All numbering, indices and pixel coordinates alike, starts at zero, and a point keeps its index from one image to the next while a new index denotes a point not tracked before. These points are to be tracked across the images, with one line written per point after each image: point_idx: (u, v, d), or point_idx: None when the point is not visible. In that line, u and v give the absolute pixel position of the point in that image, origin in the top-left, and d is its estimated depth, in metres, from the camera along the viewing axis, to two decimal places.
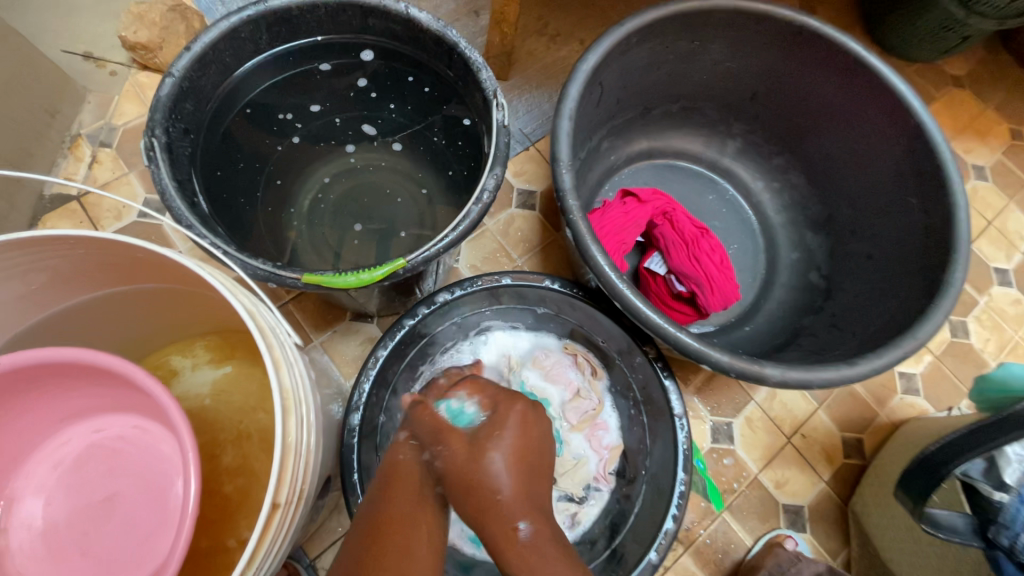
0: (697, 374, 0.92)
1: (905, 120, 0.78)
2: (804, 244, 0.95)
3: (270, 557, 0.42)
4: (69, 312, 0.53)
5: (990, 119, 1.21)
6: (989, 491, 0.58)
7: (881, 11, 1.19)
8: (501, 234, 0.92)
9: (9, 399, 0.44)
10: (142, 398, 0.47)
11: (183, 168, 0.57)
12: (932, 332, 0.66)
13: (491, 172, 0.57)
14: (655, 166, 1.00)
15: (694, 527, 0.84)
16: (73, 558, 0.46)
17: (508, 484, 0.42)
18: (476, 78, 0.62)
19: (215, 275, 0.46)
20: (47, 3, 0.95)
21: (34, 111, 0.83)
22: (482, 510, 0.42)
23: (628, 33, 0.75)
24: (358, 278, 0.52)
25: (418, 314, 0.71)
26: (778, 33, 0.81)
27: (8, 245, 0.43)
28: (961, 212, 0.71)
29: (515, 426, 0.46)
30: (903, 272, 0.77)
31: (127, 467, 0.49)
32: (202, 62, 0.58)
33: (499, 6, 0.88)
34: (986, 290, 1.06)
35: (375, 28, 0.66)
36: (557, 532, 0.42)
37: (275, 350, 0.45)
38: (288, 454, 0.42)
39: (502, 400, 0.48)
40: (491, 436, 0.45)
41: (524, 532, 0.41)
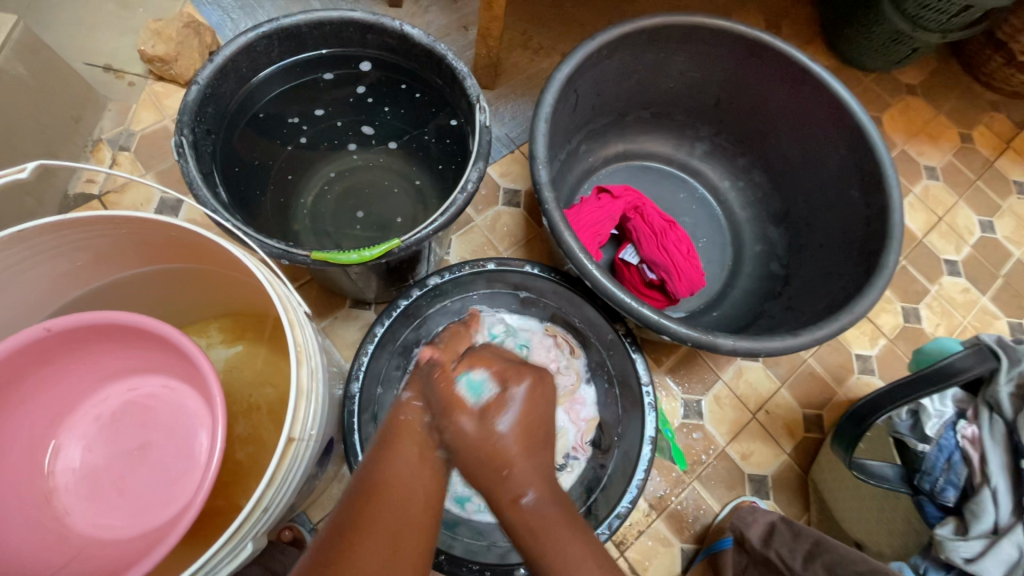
0: (669, 356, 1.00)
1: (848, 122, 0.87)
2: (766, 237, 1.03)
3: (286, 487, 0.49)
4: (105, 288, 0.61)
5: (941, 123, 1.31)
6: (915, 444, 0.66)
7: (838, 25, 1.29)
8: (488, 229, 1.00)
9: (61, 356, 0.52)
10: (173, 357, 0.55)
11: (206, 163, 0.66)
12: (869, 307, 0.75)
13: (474, 166, 0.66)
14: (631, 167, 1.09)
15: (667, 496, 0.91)
16: (114, 496, 0.53)
17: (513, 446, 0.46)
18: (462, 84, 0.71)
19: (238, 247, 0.54)
20: (71, 20, 1.04)
21: (60, 117, 0.91)
22: (497, 472, 0.45)
23: (599, 46, 0.84)
24: (358, 256, 0.62)
25: (411, 295, 0.81)
26: (734, 46, 0.90)
27: (62, 224, 0.51)
28: (895, 203, 0.81)
29: (526, 400, 0.48)
30: (848, 257, 0.85)
31: (159, 419, 0.56)
32: (223, 72, 0.67)
33: (485, 23, 0.97)
34: (937, 280, 1.15)
35: (373, 42, 0.75)
36: (557, 495, 0.46)
37: (290, 312, 0.53)
38: (301, 396, 0.49)
39: (512, 374, 0.48)
40: (500, 408, 0.46)
41: (526, 499, 0.44)
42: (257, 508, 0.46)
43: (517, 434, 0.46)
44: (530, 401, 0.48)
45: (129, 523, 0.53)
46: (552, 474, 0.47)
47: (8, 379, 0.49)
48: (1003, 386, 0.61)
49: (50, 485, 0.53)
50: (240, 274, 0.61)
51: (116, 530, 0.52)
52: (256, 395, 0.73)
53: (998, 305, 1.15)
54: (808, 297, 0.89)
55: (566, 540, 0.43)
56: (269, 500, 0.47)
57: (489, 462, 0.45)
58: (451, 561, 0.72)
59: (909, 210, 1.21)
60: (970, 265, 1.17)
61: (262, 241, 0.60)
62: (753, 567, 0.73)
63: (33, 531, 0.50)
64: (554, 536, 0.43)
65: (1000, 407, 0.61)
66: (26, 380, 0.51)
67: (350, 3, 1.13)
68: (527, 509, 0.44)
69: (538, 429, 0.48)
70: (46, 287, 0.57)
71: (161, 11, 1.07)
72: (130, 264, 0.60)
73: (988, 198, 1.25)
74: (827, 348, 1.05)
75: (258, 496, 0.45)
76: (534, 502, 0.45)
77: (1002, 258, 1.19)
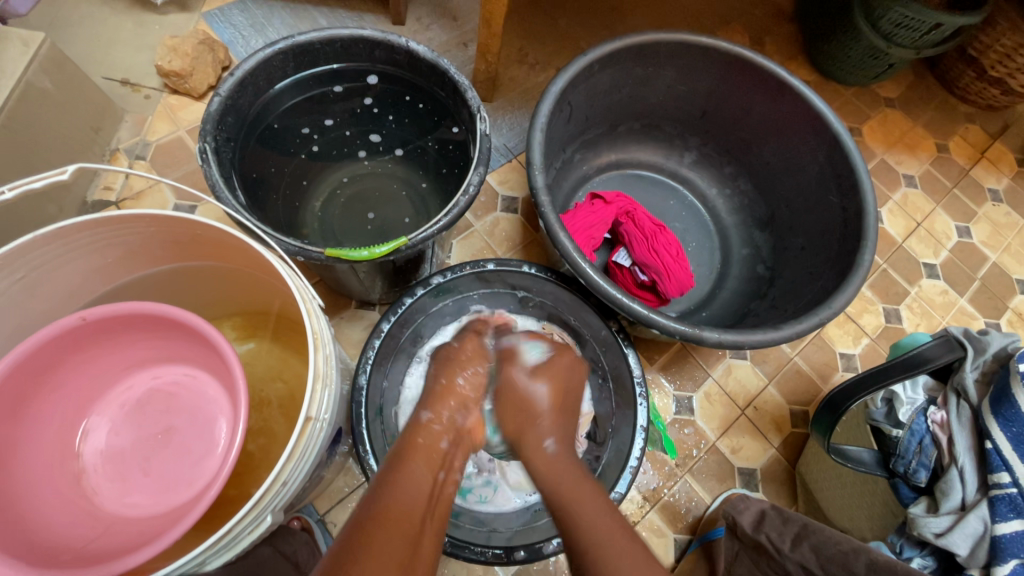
0: (661, 355, 1.04)
1: (825, 131, 0.92)
2: (752, 241, 1.09)
3: (302, 464, 0.53)
4: (131, 283, 0.66)
5: (918, 134, 1.38)
6: (890, 429, 0.71)
7: (818, 43, 1.36)
8: (487, 234, 1.05)
9: (93, 344, 0.56)
10: (195, 346, 0.59)
11: (227, 169, 0.71)
12: (845, 303, 0.80)
13: (475, 170, 0.71)
14: (623, 175, 1.15)
15: (660, 488, 0.95)
16: (139, 477, 0.57)
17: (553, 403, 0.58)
18: (463, 96, 0.76)
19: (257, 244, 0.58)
20: (90, 37, 1.10)
21: (80, 128, 0.96)
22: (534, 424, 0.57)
23: (591, 61, 0.90)
24: (368, 253, 0.66)
25: (415, 294, 0.86)
26: (718, 61, 0.96)
27: (98, 222, 0.55)
28: (870, 206, 0.86)
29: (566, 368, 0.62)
30: (828, 258, 0.90)
31: (181, 405, 0.60)
32: (242, 85, 0.72)
33: (484, 39, 1.03)
34: (916, 282, 1.20)
35: (380, 57, 0.80)
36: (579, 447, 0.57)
37: (307, 303, 0.57)
38: (317, 379, 0.54)
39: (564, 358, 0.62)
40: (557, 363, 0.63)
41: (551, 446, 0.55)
42: (277, 481, 0.50)
43: (552, 397, 0.59)
44: (556, 376, 0.61)
45: (152, 502, 0.56)
46: (572, 436, 0.59)
47: (46, 364, 0.53)
48: (968, 373, 0.66)
49: (79, 467, 0.57)
50: (257, 270, 0.65)
51: (140, 508, 0.56)
52: (267, 389, 0.76)
53: (975, 306, 1.20)
54: (791, 296, 0.94)
55: (568, 470, 0.54)
56: (288, 474, 0.51)
57: (526, 412, 0.57)
58: (454, 543, 0.75)
59: (889, 216, 1.27)
60: (947, 267, 1.23)
61: (279, 239, 0.65)
62: (744, 552, 0.76)
63: (64, 508, 0.54)
64: (562, 465, 0.54)
65: (966, 393, 0.67)
66: (61, 366, 0.55)
67: (355, 21, 1.19)
68: (550, 454, 0.55)
69: (561, 391, 0.61)
70: (78, 281, 0.61)
71: (177, 29, 1.13)
72: (154, 261, 0.65)
73: (964, 205, 1.31)
74: (812, 347, 1.09)
75: (279, 469, 0.49)
76: (555, 449, 0.55)
77: (978, 261, 1.25)
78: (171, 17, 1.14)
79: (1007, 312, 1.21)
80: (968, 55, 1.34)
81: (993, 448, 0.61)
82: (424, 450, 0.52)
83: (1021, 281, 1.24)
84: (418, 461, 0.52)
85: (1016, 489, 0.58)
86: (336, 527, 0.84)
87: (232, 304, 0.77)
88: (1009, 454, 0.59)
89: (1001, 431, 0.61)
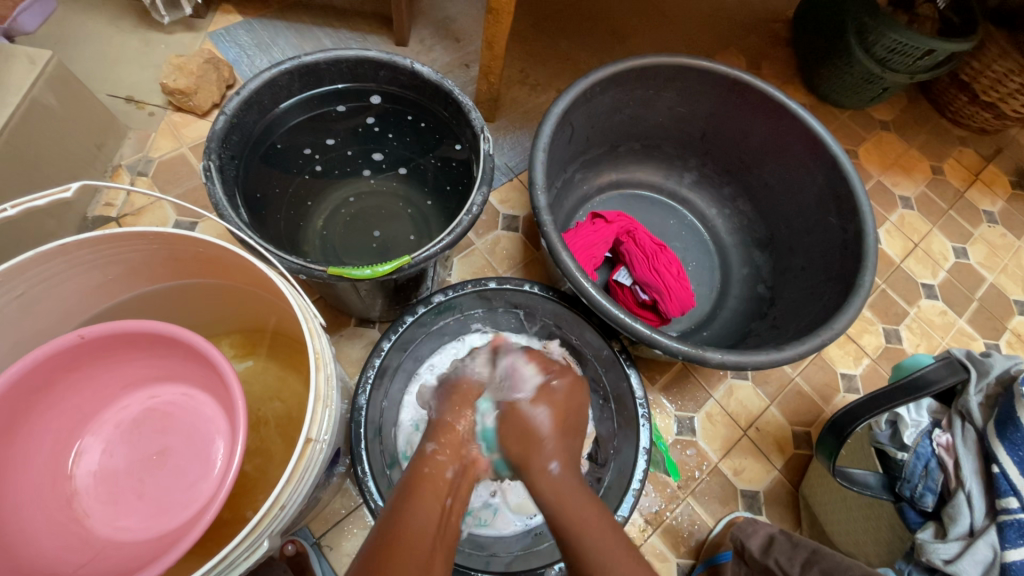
0: (662, 374, 1.03)
1: (823, 153, 0.93)
2: (752, 261, 1.09)
3: (302, 487, 0.52)
4: (132, 300, 0.66)
5: (914, 157, 1.40)
6: (894, 452, 0.70)
7: (813, 67, 1.39)
8: (488, 252, 1.05)
9: (90, 363, 0.56)
10: (194, 366, 0.59)
11: (230, 187, 0.71)
12: (847, 324, 0.80)
13: (479, 190, 0.71)
14: (624, 195, 1.16)
15: (662, 511, 0.93)
16: (133, 500, 0.56)
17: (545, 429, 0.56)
18: (467, 116, 0.77)
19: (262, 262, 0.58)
20: (96, 56, 1.11)
21: (84, 145, 0.97)
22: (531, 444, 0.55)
23: (593, 83, 0.91)
24: (371, 271, 0.66)
25: (416, 313, 0.85)
26: (717, 84, 0.98)
27: (102, 239, 0.55)
28: (869, 228, 0.86)
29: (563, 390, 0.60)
30: (829, 279, 0.91)
31: (177, 426, 0.59)
32: (247, 104, 0.73)
33: (487, 61, 1.05)
34: (915, 302, 1.20)
35: (384, 77, 0.81)
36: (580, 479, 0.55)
37: (309, 322, 0.56)
38: (319, 400, 0.53)
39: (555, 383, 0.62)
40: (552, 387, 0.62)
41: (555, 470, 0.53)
42: (275, 504, 0.49)
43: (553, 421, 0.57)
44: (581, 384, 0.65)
45: (146, 525, 0.55)
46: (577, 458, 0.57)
47: (42, 383, 0.53)
48: (972, 396, 0.66)
49: (71, 489, 0.55)
50: (258, 288, 0.65)
51: (133, 532, 0.54)
52: (265, 408, 0.75)
53: (974, 327, 1.20)
54: (792, 317, 0.94)
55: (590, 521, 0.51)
56: (287, 497, 0.50)
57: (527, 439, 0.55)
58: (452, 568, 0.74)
59: (887, 237, 1.28)
60: (946, 288, 1.23)
61: (281, 257, 0.65)
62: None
63: (53, 533, 0.53)
64: (576, 500, 0.52)
65: (970, 415, 0.66)
66: (57, 384, 0.54)
67: (359, 42, 1.21)
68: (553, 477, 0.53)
69: (569, 431, 0.58)
70: (78, 298, 0.61)
71: (182, 48, 1.14)
72: (155, 278, 0.64)
73: (960, 226, 1.32)
74: (813, 367, 1.09)
75: (279, 492, 0.48)
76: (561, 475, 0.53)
77: (976, 282, 1.25)
78: (176, 36, 1.15)
79: (1005, 333, 1.21)
80: (961, 80, 1.37)
81: (1000, 472, 0.61)
82: (430, 481, 0.53)
83: (1018, 302, 1.25)
84: (426, 492, 0.51)
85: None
86: (333, 550, 0.82)
87: (231, 322, 0.76)
88: (1016, 479, 0.59)
89: (1007, 455, 0.60)
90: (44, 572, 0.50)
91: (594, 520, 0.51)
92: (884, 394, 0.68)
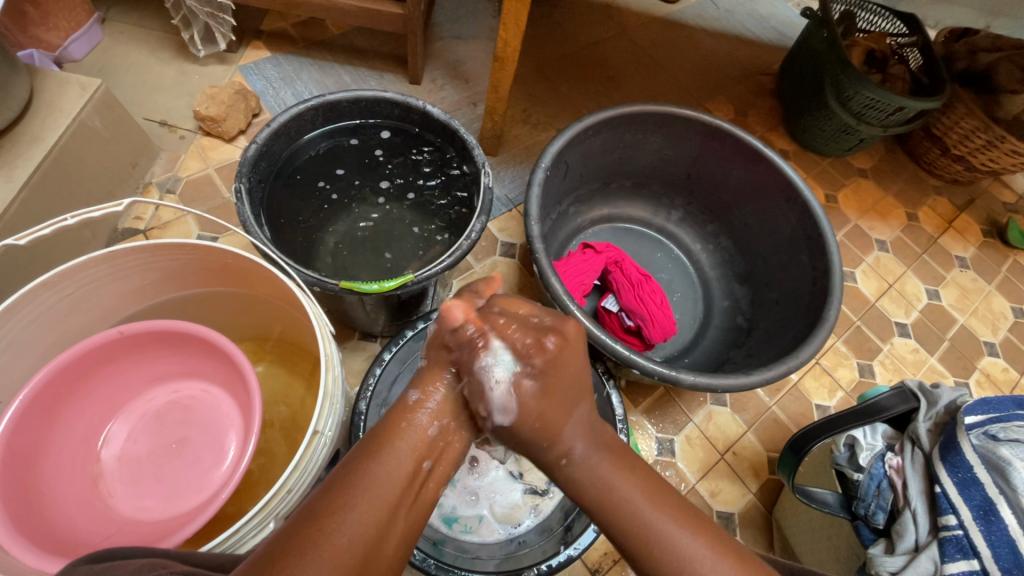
0: (645, 398, 1.08)
1: (795, 196, 1.01)
2: (732, 293, 1.17)
3: (300, 480, 0.57)
4: (160, 306, 0.75)
5: (890, 203, 1.49)
6: (852, 473, 0.77)
7: (795, 116, 1.49)
8: (485, 276, 1.13)
9: (125, 358, 0.68)
10: (213, 365, 0.71)
11: (256, 207, 0.79)
12: (812, 353, 0.86)
13: (478, 219, 0.79)
14: (614, 229, 1.25)
15: None
16: (152, 483, 0.67)
17: None
18: (470, 153, 0.86)
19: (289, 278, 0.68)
20: (137, 82, 1.22)
21: (121, 162, 1.06)
22: None
23: (586, 126, 1.00)
24: (378, 287, 0.74)
25: (416, 327, 0.91)
26: (700, 131, 1.07)
27: (146, 248, 0.65)
28: (836, 267, 0.94)
29: None
30: (799, 312, 0.98)
31: (195, 418, 0.71)
32: (276, 134, 0.82)
33: (492, 102, 1.15)
34: (889, 339, 1.27)
35: (397, 115, 0.91)
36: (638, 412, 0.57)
37: (322, 328, 0.64)
38: (325, 397, 0.60)
39: None
40: None
41: (613, 405, 0.56)
42: (283, 487, 0.55)
43: None
44: None
45: (162, 506, 0.65)
46: None
47: (84, 371, 0.65)
48: (920, 423, 0.74)
49: (98, 469, 0.67)
50: (277, 298, 0.73)
51: (151, 512, 0.65)
52: (271, 411, 0.81)
53: (945, 365, 1.26)
54: (766, 346, 1.01)
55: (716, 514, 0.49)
56: (292, 483, 0.56)
57: None
58: (439, 565, 0.78)
59: (863, 277, 1.35)
60: (917, 327, 1.30)
61: (299, 270, 0.73)
62: None
63: (83, 508, 0.63)
64: (639, 433, 0.54)
65: (919, 441, 0.73)
66: (96, 374, 0.67)
67: (376, 79, 1.32)
68: (616, 412, 0.56)
69: None
70: (116, 300, 0.70)
71: (215, 79, 1.25)
72: (182, 286, 0.74)
73: (933, 269, 1.40)
74: (789, 397, 1.15)
75: (287, 478, 0.54)
76: (584, 459, 0.51)
77: (947, 323, 1.32)
78: (210, 68, 1.26)
79: (975, 372, 1.27)
80: (933, 134, 1.45)
81: (941, 492, 0.67)
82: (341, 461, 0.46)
83: (988, 343, 1.31)
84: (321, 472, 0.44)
85: (961, 531, 0.63)
86: None
87: (246, 329, 0.83)
88: (954, 497, 0.65)
89: (948, 476, 0.67)
90: (77, 541, 0.60)
91: (633, 477, 0.51)
92: (853, 413, 0.74)
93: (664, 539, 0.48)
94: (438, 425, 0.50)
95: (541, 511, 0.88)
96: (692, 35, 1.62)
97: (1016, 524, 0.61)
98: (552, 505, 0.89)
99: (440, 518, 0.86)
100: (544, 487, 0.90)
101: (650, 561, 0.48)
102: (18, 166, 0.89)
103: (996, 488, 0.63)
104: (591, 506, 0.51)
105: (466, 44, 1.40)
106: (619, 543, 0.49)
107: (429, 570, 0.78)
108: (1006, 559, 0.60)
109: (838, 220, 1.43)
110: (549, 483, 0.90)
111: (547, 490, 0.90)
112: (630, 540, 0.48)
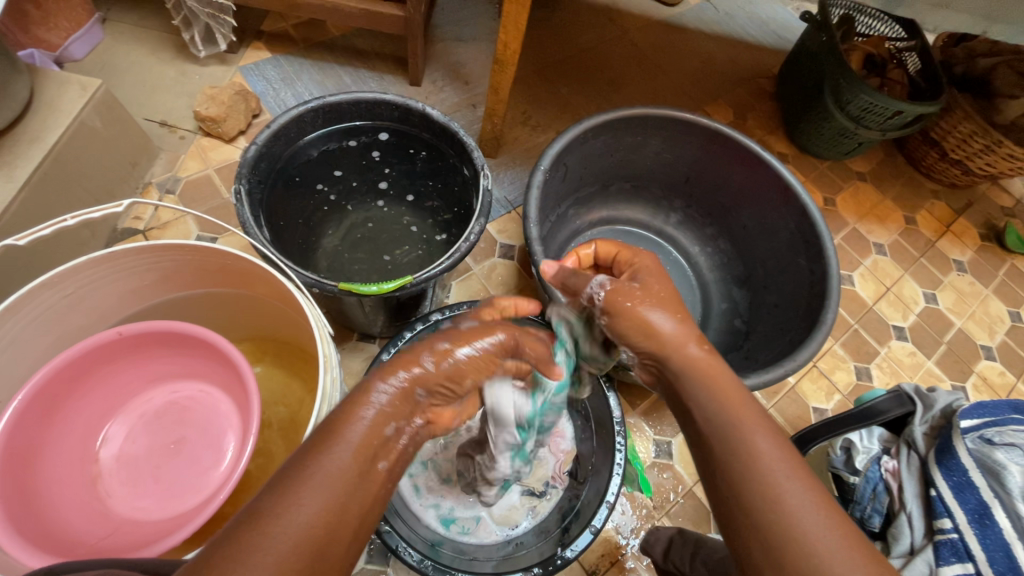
0: (643, 400, 1.08)
1: (793, 200, 1.02)
2: (731, 296, 1.18)
3: None
4: (159, 307, 0.75)
5: (888, 207, 1.49)
6: (848, 476, 0.78)
7: (794, 120, 1.49)
8: (484, 277, 1.13)
9: (124, 359, 0.69)
10: (211, 366, 0.71)
11: (255, 209, 0.79)
12: (810, 356, 0.86)
13: (477, 221, 0.79)
14: (614, 231, 1.25)
15: (637, 530, 0.96)
16: (149, 483, 0.67)
17: (664, 321, 0.57)
18: (469, 155, 0.86)
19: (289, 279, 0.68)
20: (137, 82, 1.22)
21: (120, 162, 1.06)
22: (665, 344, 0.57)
23: (585, 129, 1.00)
24: (377, 288, 0.74)
25: (414, 328, 0.91)
26: (699, 134, 1.07)
27: (145, 249, 0.65)
28: (833, 270, 0.94)
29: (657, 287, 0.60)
30: (797, 315, 0.98)
31: (193, 419, 0.71)
32: (276, 135, 0.82)
33: (492, 104, 1.15)
34: (886, 343, 1.27)
35: (397, 117, 0.91)
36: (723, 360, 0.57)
37: (321, 330, 0.64)
38: (323, 399, 0.60)
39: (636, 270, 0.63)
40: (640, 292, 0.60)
41: (695, 351, 0.56)
42: None
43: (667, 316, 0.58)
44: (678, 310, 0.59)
45: (159, 506, 0.65)
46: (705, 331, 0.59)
47: (83, 371, 0.65)
48: (917, 426, 0.74)
49: (96, 469, 0.67)
50: (276, 299, 0.73)
51: (147, 512, 0.65)
52: (270, 412, 0.82)
53: (942, 368, 1.26)
54: (764, 348, 1.02)
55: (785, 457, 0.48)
56: None
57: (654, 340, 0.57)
58: (437, 566, 0.76)
59: (861, 280, 1.36)
60: (915, 330, 1.30)
61: (298, 272, 0.73)
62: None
63: (81, 508, 0.64)
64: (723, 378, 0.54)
65: (915, 444, 0.74)
66: (95, 374, 0.67)
67: (376, 80, 1.32)
68: (698, 356, 0.56)
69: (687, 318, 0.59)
70: (115, 301, 0.70)
71: (215, 79, 1.25)
72: (181, 287, 0.74)
73: (930, 272, 1.40)
74: (787, 400, 1.15)
75: None
76: (699, 355, 0.56)
77: (944, 326, 1.32)
78: (210, 69, 1.26)
79: (972, 375, 1.27)
80: (931, 138, 1.46)
81: (937, 495, 0.67)
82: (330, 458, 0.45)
83: (984, 347, 1.32)
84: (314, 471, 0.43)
85: (956, 535, 0.63)
86: None
87: (245, 329, 0.84)
88: (949, 500, 0.65)
89: (944, 480, 0.67)
90: (75, 541, 0.60)
91: (752, 410, 0.52)
92: (849, 416, 0.74)
93: (758, 457, 0.48)
94: (395, 425, 0.50)
95: (539, 512, 0.89)
96: (692, 39, 1.63)
97: (1010, 529, 0.61)
98: (549, 506, 0.89)
99: (437, 520, 0.87)
100: (542, 489, 0.90)
101: (732, 466, 0.48)
102: (18, 167, 0.89)
103: (990, 492, 0.64)
104: (694, 402, 0.54)
105: (466, 46, 1.40)
106: (715, 433, 0.51)
107: (426, 571, 0.76)
108: (1000, 562, 0.60)
109: (836, 224, 1.44)
110: (547, 485, 0.91)
111: (545, 491, 0.90)
112: (722, 441, 0.50)
